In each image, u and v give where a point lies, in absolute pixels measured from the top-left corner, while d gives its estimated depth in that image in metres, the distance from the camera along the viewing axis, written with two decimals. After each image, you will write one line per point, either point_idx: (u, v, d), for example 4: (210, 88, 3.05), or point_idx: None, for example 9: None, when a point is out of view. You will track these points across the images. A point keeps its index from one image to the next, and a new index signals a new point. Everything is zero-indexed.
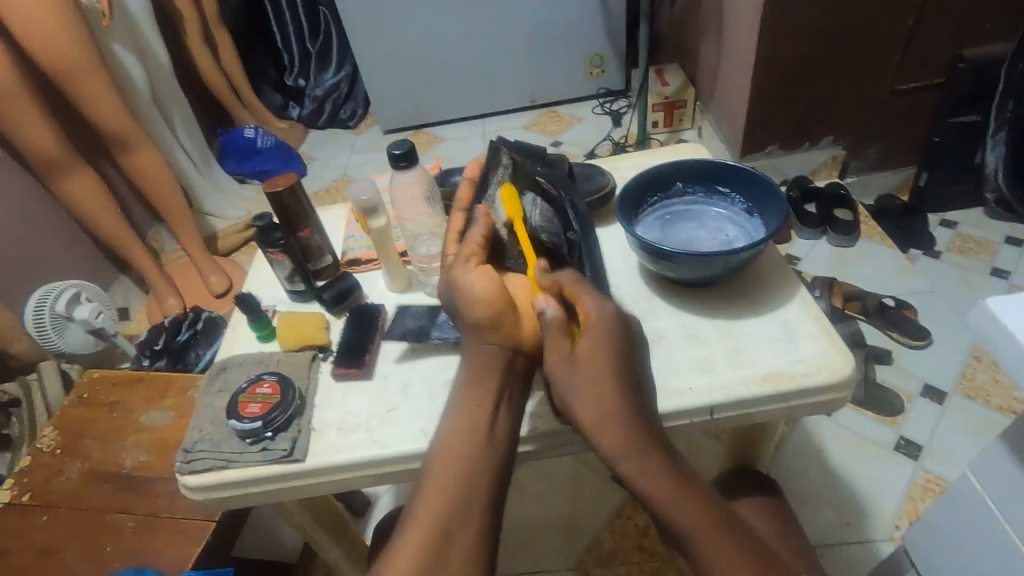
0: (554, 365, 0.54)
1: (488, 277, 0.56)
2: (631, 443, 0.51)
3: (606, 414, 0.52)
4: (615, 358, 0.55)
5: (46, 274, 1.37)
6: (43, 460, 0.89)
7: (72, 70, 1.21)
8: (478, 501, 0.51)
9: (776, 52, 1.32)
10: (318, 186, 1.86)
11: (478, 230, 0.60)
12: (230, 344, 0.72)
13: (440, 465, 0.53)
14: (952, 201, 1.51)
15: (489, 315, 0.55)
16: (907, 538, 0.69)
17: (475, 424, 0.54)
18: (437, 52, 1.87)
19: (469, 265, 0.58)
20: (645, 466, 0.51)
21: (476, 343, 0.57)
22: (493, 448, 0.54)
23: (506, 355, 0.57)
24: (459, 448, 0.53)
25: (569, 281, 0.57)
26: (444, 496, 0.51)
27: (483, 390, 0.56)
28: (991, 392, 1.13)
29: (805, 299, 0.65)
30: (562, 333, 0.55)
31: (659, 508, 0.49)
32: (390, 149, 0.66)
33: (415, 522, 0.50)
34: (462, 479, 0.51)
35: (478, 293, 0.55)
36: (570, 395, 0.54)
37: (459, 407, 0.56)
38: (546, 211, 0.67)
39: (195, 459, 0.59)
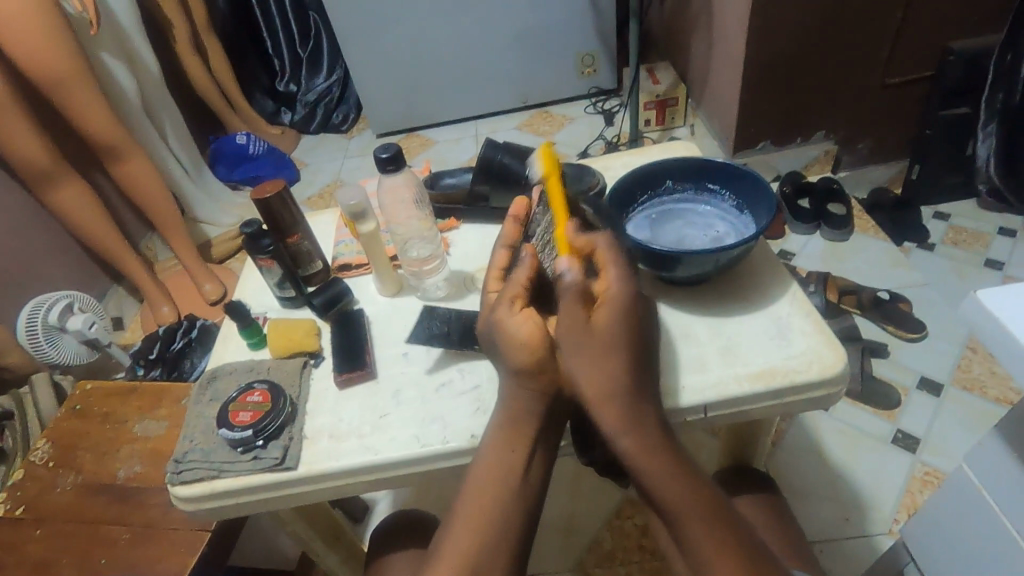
0: (568, 332, 0.54)
1: (533, 321, 0.54)
2: (631, 422, 0.52)
3: (609, 390, 0.52)
4: (630, 330, 0.54)
5: (39, 284, 1.36)
6: (36, 473, 0.88)
7: (60, 81, 1.20)
8: (504, 550, 0.50)
9: (766, 48, 1.32)
10: (311, 191, 1.86)
11: (523, 270, 0.57)
12: (220, 353, 0.71)
13: (467, 509, 0.52)
14: (944, 193, 1.51)
15: (533, 361, 0.53)
16: (905, 533, 0.69)
17: (507, 468, 0.53)
18: (428, 54, 1.86)
19: (513, 308, 0.55)
20: (645, 444, 0.51)
21: (516, 388, 0.55)
22: (523, 494, 0.52)
23: (548, 401, 0.54)
24: (488, 497, 0.52)
25: (602, 250, 0.56)
26: (473, 538, 0.50)
27: (515, 436, 0.54)
28: (987, 383, 1.13)
29: (796, 295, 0.64)
30: (579, 300, 0.55)
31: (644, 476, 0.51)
32: (377, 153, 0.65)
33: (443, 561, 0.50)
34: (489, 530, 0.50)
35: (523, 338, 0.53)
36: (580, 369, 0.53)
37: (490, 450, 0.54)
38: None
39: (185, 470, 0.58)
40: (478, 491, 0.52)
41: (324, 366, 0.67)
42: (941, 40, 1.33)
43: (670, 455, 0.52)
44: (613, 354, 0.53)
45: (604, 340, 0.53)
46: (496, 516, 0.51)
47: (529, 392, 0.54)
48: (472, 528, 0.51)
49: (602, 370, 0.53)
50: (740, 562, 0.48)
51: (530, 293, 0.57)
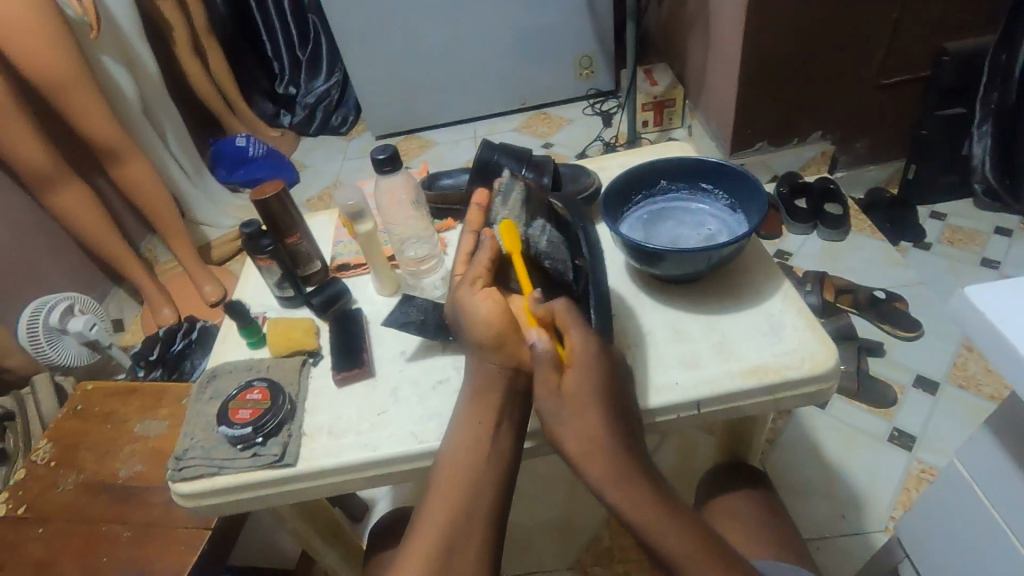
0: (542, 395, 0.53)
1: (494, 301, 0.56)
2: (618, 472, 0.50)
3: (596, 444, 0.50)
4: (604, 385, 0.53)
5: (40, 286, 1.37)
6: (38, 473, 0.88)
7: (60, 83, 1.21)
8: (481, 519, 0.51)
9: (762, 49, 1.33)
10: (310, 193, 1.87)
11: (486, 251, 0.60)
12: (220, 352, 0.72)
13: (444, 487, 0.52)
14: (940, 193, 1.52)
15: (493, 339, 0.56)
16: (899, 528, 0.70)
17: (477, 439, 0.54)
18: (426, 56, 1.87)
19: (474, 287, 0.58)
20: (634, 494, 0.49)
21: (479, 363, 0.57)
22: (493, 468, 0.53)
23: (507, 374, 0.56)
24: (461, 472, 0.53)
25: (561, 311, 0.55)
26: (447, 513, 0.50)
27: (487, 408, 0.55)
28: (982, 381, 1.14)
29: (788, 293, 0.65)
30: (553, 365, 0.53)
31: (639, 527, 0.49)
32: (374, 154, 0.66)
33: (419, 541, 0.49)
34: (461, 505, 0.51)
35: (484, 317, 0.56)
36: (564, 431, 0.51)
37: (462, 426, 0.55)
38: (555, 241, 0.65)
39: (186, 467, 0.59)
40: (452, 467, 0.53)
41: (322, 365, 0.68)
42: (936, 41, 1.34)
43: (669, 512, 0.49)
44: (588, 413, 0.51)
45: (579, 403, 0.52)
46: (470, 491, 0.52)
47: (492, 367, 0.56)
48: (451, 503, 0.51)
49: (582, 432, 0.51)
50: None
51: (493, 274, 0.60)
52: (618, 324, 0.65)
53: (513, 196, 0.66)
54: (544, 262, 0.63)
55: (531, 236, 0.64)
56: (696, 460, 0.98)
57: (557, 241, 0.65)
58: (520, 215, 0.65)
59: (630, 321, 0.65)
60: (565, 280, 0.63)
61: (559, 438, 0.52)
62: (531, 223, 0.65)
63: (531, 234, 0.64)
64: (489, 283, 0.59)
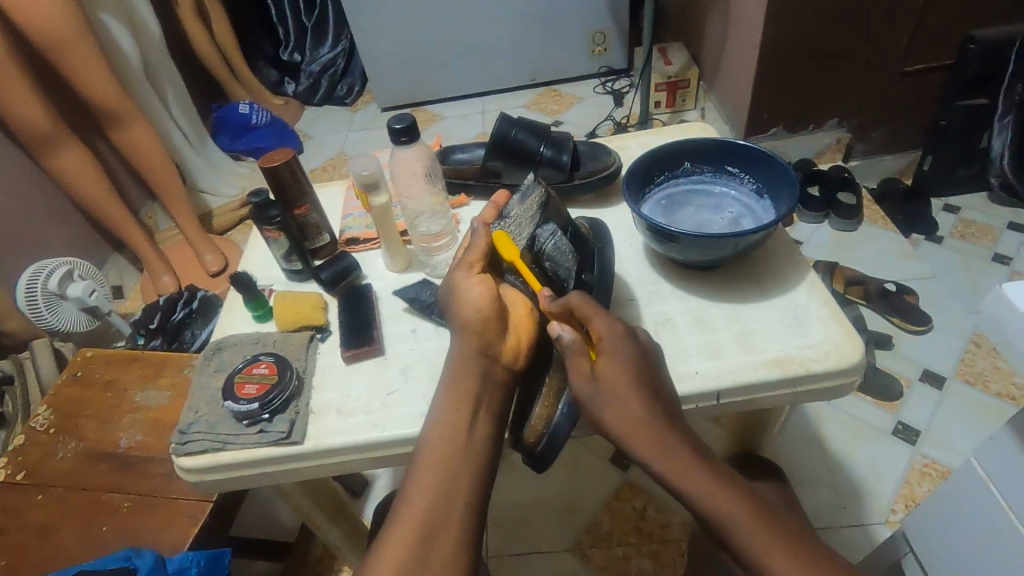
0: (576, 382, 0.53)
1: (485, 288, 0.56)
2: (665, 446, 0.49)
3: (638, 421, 0.50)
4: (636, 366, 0.52)
5: (38, 250, 1.35)
6: (37, 439, 0.87)
7: (60, 41, 1.18)
8: (460, 505, 0.49)
9: (784, 30, 1.29)
10: (315, 163, 1.84)
11: (481, 238, 0.59)
12: (226, 323, 0.70)
13: (422, 470, 0.51)
14: (955, 185, 1.50)
15: (480, 324, 0.56)
16: (907, 524, 0.69)
17: (454, 424, 0.52)
18: (436, 26, 1.82)
19: (470, 272, 0.58)
20: (684, 464, 0.49)
21: (464, 349, 0.56)
22: (472, 456, 0.51)
23: (484, 360, 0.55)
24: (439, 455, 0.51)
25: (578, 301, 0.54)
26: (428, 496, 0.49)
27: (464, 395, 0.53)
28: (990, 378, 1.13)
29: (814, 283, 0.64)
30: (582, 354, 0.54)
31: (694, 498, 0.48)
32: (391, 124, 0.64)
33: (402, 521, 0.48)
34: (439, 494, 0.49)
35: (473, 301, 0.56)
36: (605, 413, 0.51)
37: (440, 410, 0.54)
38: (565, 247, 0.60)
39: (190, 441, 0.57)
40: (432, 453, 0.51)
41: (331, 341, 0.66)
42: (962, 28, 1.30)
43: (716, 475, 0.48)
44: (627, 394, 0.51)
45: (614, 384, 0.51)
46: (447, 476, 0.50)
47: (470, 353, 0.55)
48: (433, 487, 0.50)
49: (623, 410, 0.50)
50: (760, 517, 0.47)
51: (490, 262, 0.60)
52: (637, 312, 0.64)
53: (531, 196, 0.62)
54: (546, 265, 0.59)
55: (537, 235, 0.59)
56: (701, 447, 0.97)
57: (566, 246, 0.60)
58: (531, 216, 0.61)
59: (649, 308, 0.64)
60: (566, 287, 0.60)
61: (603, 420, 0.51)
62: (540, 223, 0.60)
63: (538, 235, 0.60)
64: (486, 269, 0.59)
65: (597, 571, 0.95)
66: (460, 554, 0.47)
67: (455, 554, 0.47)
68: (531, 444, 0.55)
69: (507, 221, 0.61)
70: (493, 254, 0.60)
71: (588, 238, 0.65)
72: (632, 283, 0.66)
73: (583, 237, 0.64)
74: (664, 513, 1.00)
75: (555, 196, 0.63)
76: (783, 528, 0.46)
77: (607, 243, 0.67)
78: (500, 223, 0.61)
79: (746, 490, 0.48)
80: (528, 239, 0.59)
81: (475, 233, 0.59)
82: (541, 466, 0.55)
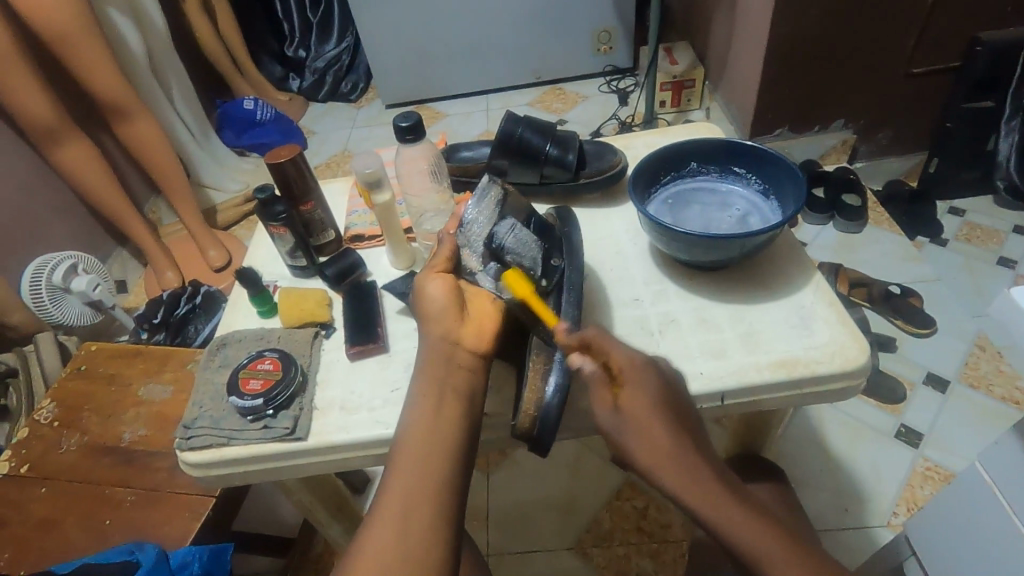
0: (600, 410, 0.53)
1: (446, 284, 0.55)
2: (689, 473, 0.50)
3: (662, 450, 0.51)
4: (660, 395, 0.52)
5: (42, 244, 1.35)
6: (41, 432, 0.87)
7: (66, 35, 1.18)
8: (436, 485, 0.47)
9: (790, 31, 1.29)
10: (319, 160, 1.84)
11: (445, 246, 0.59)
12: (229, 319, 0.71)
13: (398, 456, 0.49)
14: (961, 188, 1.50)
15: (442, 317, 0.54)
16: (909, 527, 0.69)
17: (423, 408, 0.51)
18: (442, 24, 1.82)
19: (430, 272, 0.56)
20: (708, 494, 0.49)
21: (429, 339, 0.54)
22: (443, 438, 0.49)
23: (448, 347, 0.53)
24: (413, 441, 0.49)
25: (594, 335, 0.53)
26: (404, 479, 0.47)
27: (432, 382, 0.52)
28: (993, 381, 1.13)
29: (820, 285, 0.63)
30: (605, 383, 0.54)
31: (719, 527, 0.48)
32: (398, 121, 0.64)
33: (381, 508, 0.46)
34: (413, 475, 0.47)
35: (433, 296, 0.54)
36: (629, 442, 0.52)
37: (411, 397, 0.52)
38: (525, 238, 0.60)
39: (195, 436, 0.58)
40: (404, 438, 0.50)
41: (336, 338, 0.66)
42: (970, 29, 1.30)
43: (741, 505, 0.49)
44: (650, 423, 0.51)
45: (637, 412, 0.52)
46: (419, 459, 0.48)
47: (434, 341, 0.53)
48: (409, 471, 0.47)
49: (648, 439, 0.51)
50: (784, 543, 0.47)
51: (453, 264, 0.58)
52: (642, 311, 0.63)
53: (488, 196, 0.62)
54: (510, 259, 0.59)
55: (498, 232, 0.59)
56: None
57: (528, 237, 0.60)
58: (489, 215, 0.61)
59: (654, 308, 0.64)
60: (536, 276, 0.60)
61: (628, 449, 0.52)
62: (498, 221, 0.60)
63: (497, 232, 0.60)
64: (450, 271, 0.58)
65: (598, 570, 0.95)
66: (438, 535, 0.45)
67: (434, 537, 0.44)
68: (527, 428, 0.55)
69: (467, 227, 0.60)
70: (456, 258, 0.59)
71: (555, 227, 0.66)
72: (636, 283, 0.66)
73: (550, 228, 0.64)
74: (665, 513, 1.00)
75: (513, 192, 0.64)
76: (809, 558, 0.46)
77: (574, 228, 0.66)
78: (462, 230, 0.60)
79: (771, 519, 0.49)
80: (487, 239, 0.59)
81: (439, 241, 0.58)
82: (541, 449, 0.56)
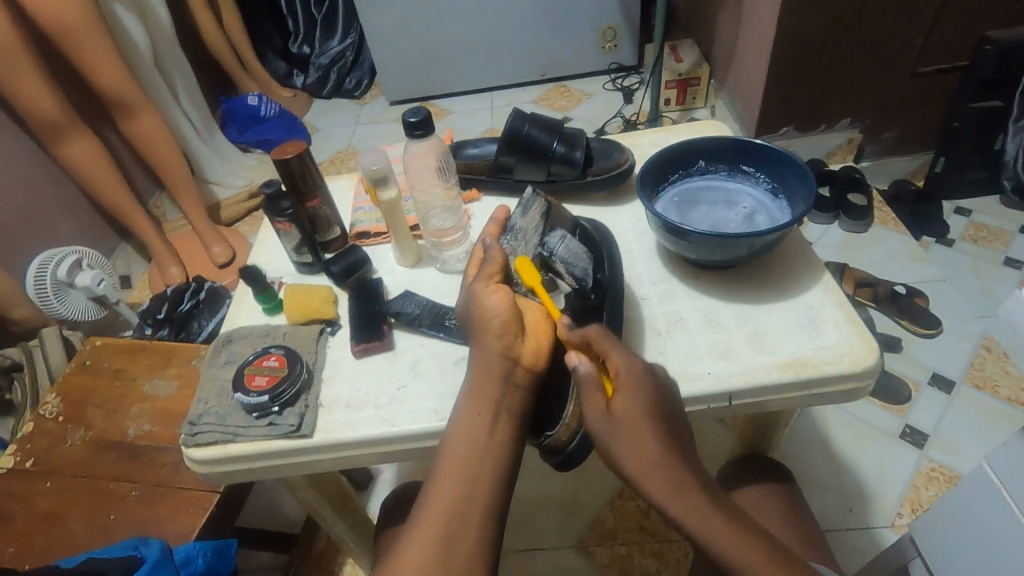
0: (591, 416, 0.52)
1: (504, 295, 0.56)
2: (675, 484, 0.50)
3: (652, 461, 0.50)
4: (653, 405, 0.52)
5: (47, 239, 1.35)
6: (45, 426, 0.88)
7: (72, 29, 1.18)
8: (478, 506, 0.48)
9: (797, 29, 1.28)
10: (323, 156, 1.84)
11: (495, 252, 0.61)
12: (235, 316, 0.70)
13: (442, 473, 0.50)
14: (967, 188, 1.49)
15: (501, 330, 0.54)
16: (914, 528, 0.68)
17: (476, 423, 0.52)
18: (446, 20, 1.82)
19: (488, 283, 0.57)
20: (696, 506, 0.49)
21: (484, 354, 0.55)
22: (494, 455, 0.51)
23: (506, 364, 0.54)
24: (460, 460, 0.50)
25: (596, 334, 0.54)
26: (448, 498, 0.48)
27: (486, 397, 0.53)
28: (999, 382, 1.12)
29: (828, 285, 0.63)
30: (597, 387, 0.53)
31: (707, 539, 0.48)
32: (406, 117, 0.63)
33: (424, 521, 0.47)
34: (460, 496, 0.48)
35: (494, 309, 0.55)
36: (618, 450, 0.51)
37: (463, 410, 0.53)
38: (575, 249, 0.61)
39: (201, 432, 0.58)
40: (454, 452, 0.51)
41: (341, 335, 0.66)
42: (978, 28, 1.29)
43: (730, 520, 0.48)
44: (640, 431, 0.51)
45: (630, 419, 0.51)
46: (470, 478, 0.49)
47: (493, 356, 0.54)
48: (452, 489, 0.49)
49: (637, 448, 0.50)
50: (771, 558, 0.46)
51: (505, 275, 0.60)
52: (649, 310, 0.63)
53: (533, 208, 0.66)
54: (558, 267, 0.60)
55: (548, 244, 0.61)
56: (707, 447, 0.97)
57: (577, 248, 0.61)
58: (537, 226, 0.64)
59: (660, 308, 0.63)
60: (583, 286, 0.59)
61: (615, 458, 0.51)
62: (550, 233, 0.62)
63: (547, 242, 0.61)
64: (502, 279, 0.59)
65: (600, 568, 0.95)
66: (478, 557, 0.46)
67: (475, 557, 0.46)
68: (563, 442, 0.55)
69: (514, 235, 0.64)
70: (506, 265, 0.61)
71: (595, 238, 0.66)
72: (643, 282, 0.66)
73: (595, 237, 0.66)
74: (668, 512, 1.00)
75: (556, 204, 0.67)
76: (800, 573, 0.46)
77: (611, 241, 0.66)
78: (507, 238, 0.64)
79: (757, 532, 0.48)
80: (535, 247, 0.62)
81: (489, 246, 0.60)
82: (569, 464, 0.56)
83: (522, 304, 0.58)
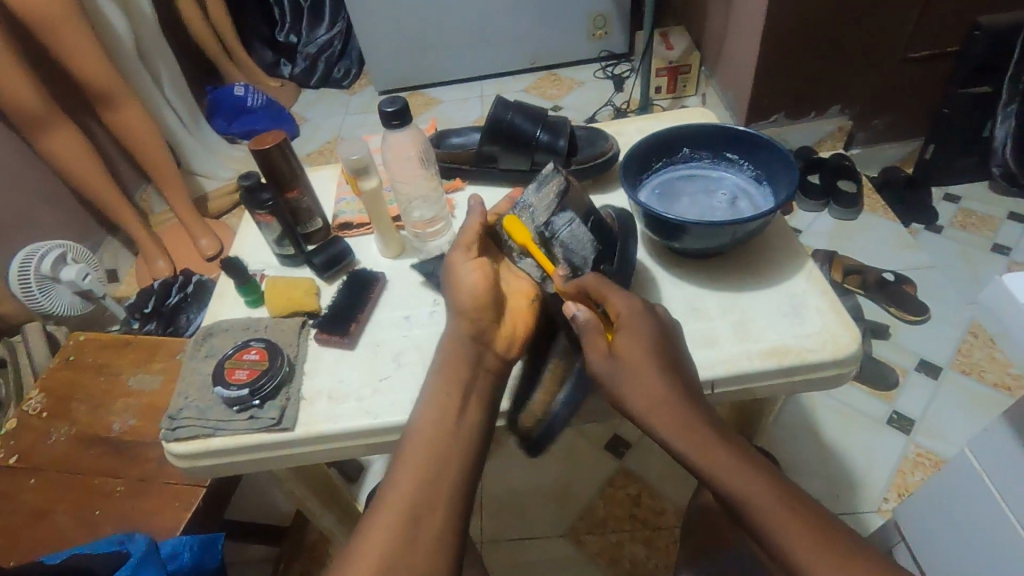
0: (593, 360, 0.52)
1: (483, 272, 0.57)
2: (687, 424, 0.49)
3: (657, 398, 0.50)
4: (656, 346, 0.52)
5: (30, 232, 1.34)
6: (30, 423, 0.87)
7: (51, 20, 1.16)
8: (448, 489, 0.48)
9: (787, 16, 1.27)
10: (311, 147, 1.82)
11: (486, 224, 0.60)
12: (216, 309, 0.70)
13: (410, 455, 0.49)
14: (957, 174, 1.49)
15: (475, 305, 0.56)
16: (899, 513, 0.69)
17: (445, 408, 0.51)
18: (435, 8, 1.80)
19: (469, 255, 0.58)
20: (707, 443, 0.48)
21: (455, 334, 0.55)
22: (462, 439, 0.50)
23: (477, 348, 0.54)
24: (427, 442, 0.50)
25: (593, 281, 0.54)
26: (417, 478, 0.48)
27: (455, 379, 0.53)
28: (986, 367, 1.13)
29: (812, 272, 0.63)
30: (599, 332, 0.53)
31: (717, 477, 0.47)
32: (383, 107, 0.62)
33: (390, 502, 0.47)
34: (427, 475, 0.48)
35: (472, 285, 0.56)
36: (625, 391, 0.51)
37: (431, 394, 0.53)
38: (581, 235, 0.58)
39: (180, 427, 0.57)
40: (420, 435, 0.50)
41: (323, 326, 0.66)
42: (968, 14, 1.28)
43: (743, 458, 0.48)
44: (645, 371, 0.50)
45: (635, 360, 0.51)
46: (436, 462, 0.49)
47: (462, 338, 0.55)
48: (421, 471, 0.48)
49: (643, 386, 0.50)
50: (782, 495, 0.45)
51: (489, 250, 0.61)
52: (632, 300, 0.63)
53: (549, 185, 0.60)
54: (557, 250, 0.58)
55: (553, 228, 0.58)
56: None
57: (585, 237, 0.58)
58: (549, 204, 0.59)
59: (645, 296, 0.63)
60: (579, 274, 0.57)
61: (622, 398, 0.51)
62: (558, 213, 0.58)
63: (553, 223, 0.58)
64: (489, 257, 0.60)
65: (590, 557, 0.95)
66: (444, 539, 0.46)
67: (441, 535, 0.46)
68: (552, 431, 0.55)
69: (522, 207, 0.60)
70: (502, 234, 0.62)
71: (615, 228, 0.63)
72: None
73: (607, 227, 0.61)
74: (658, 500, 1.00)
75: (577, 184, 0.61)
76: (813, 515, 0.45)
77: (630, 239, 0.64)
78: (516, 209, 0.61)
79: (768, 470, 0.48)
80: (541, 224, 0.58)
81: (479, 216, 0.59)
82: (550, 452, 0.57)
83: (509, 280, 0.60)
